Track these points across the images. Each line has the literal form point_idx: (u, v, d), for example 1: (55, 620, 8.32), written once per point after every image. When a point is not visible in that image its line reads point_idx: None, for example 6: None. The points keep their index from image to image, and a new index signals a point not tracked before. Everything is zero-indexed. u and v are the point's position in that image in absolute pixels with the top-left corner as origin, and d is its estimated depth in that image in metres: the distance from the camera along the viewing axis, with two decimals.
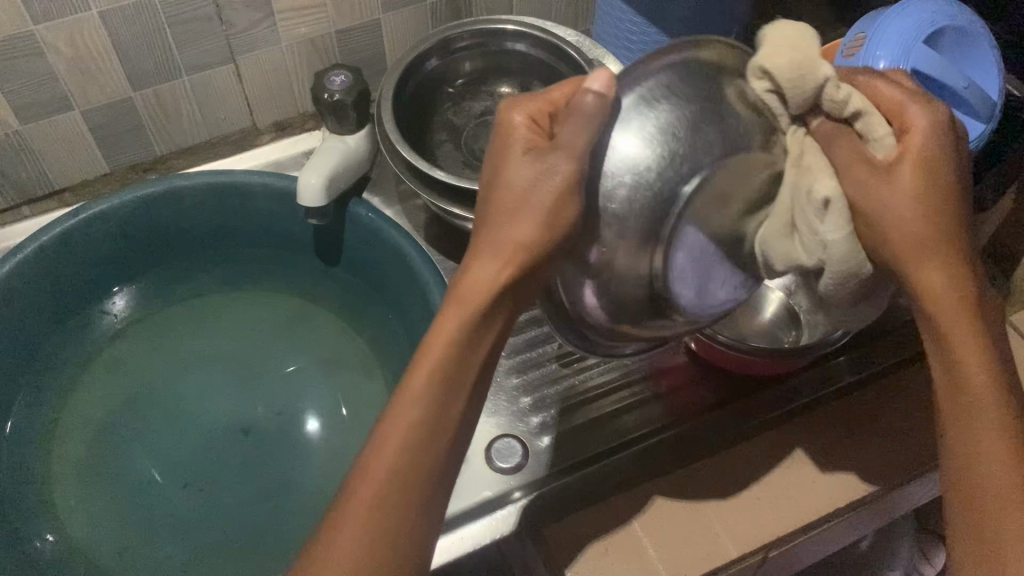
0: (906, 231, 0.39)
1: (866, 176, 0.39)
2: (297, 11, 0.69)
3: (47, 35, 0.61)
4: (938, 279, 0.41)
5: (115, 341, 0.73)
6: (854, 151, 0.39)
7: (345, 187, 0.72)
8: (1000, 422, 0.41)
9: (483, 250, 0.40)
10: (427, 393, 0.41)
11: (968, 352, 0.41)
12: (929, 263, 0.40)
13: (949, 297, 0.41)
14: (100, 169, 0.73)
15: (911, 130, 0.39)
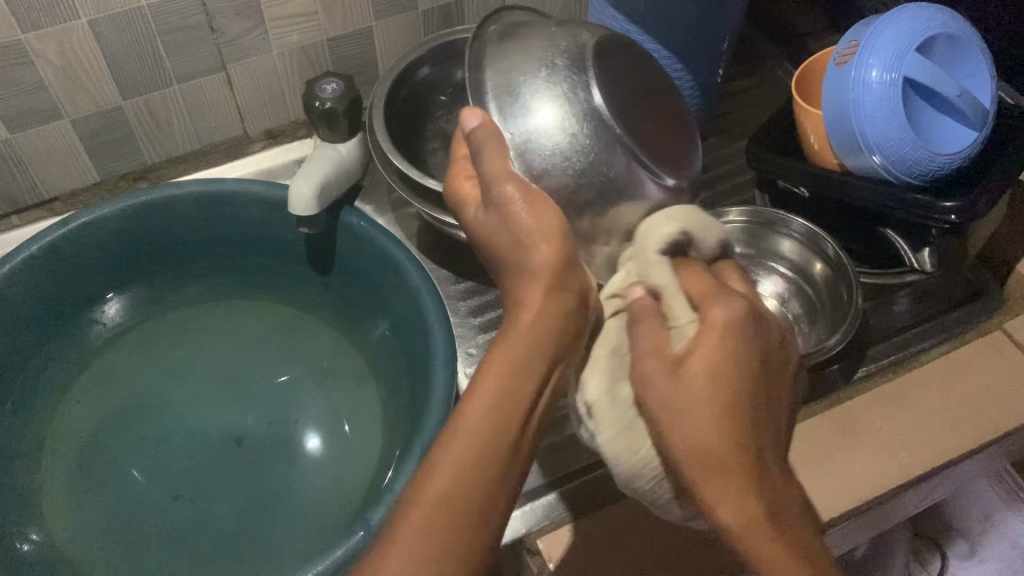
0: (688, 410, 0.41)
1: (654, 371, 0.42)
2: (289, 19, 0.69)
3: (36, 43, 0.61)
4: (728, 494, 0.40)
5: (106, 351, 0.73)
6: (654, 356, 0.42)
7: (337, 196, 0.72)
8: None
9: (529, 288, 0.44)
10: (485, 425, 0.41)
11: (737, 513, 0.39)
12: (716, 473, 0.40)
13: (745, 509, 0.39)
14: (91, 178, 0.73)
15: (710, 321, 0.42)
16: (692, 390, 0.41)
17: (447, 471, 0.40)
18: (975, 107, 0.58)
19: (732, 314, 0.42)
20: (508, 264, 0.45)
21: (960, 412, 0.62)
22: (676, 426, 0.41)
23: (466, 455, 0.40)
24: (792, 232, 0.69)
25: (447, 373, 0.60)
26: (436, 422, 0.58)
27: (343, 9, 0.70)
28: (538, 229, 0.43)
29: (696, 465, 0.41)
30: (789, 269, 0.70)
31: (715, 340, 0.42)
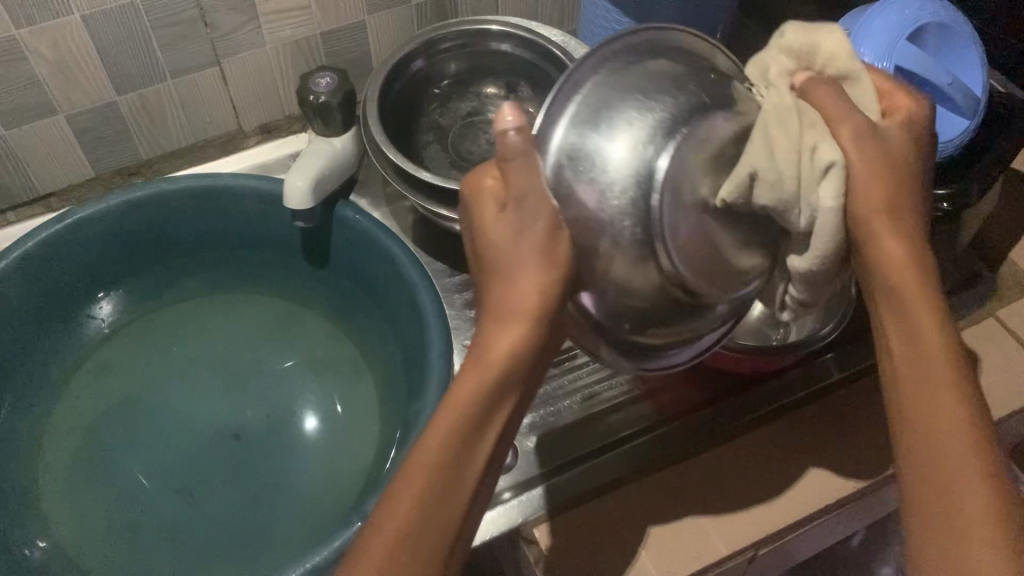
0: (872, 158, 0.40)
1: (854, 126, 0.40)
2: (282, 14, 0.69)
3: (30, 39, 0.61)
4: (890, 243, 0.40)
5: (103, 346, 0.73)
6: (844, 118, 0.40)
7: (332, 190, 0.72)
8: (948, 362, 0.40)
9: (502, 312, 0.39)
10: (441, 457, 0.38)
11: (915, 293, 0.41)
12: (887, 218, 0.40)
13: (901, 258, 0.41)
14: (85, 174, 0.73)
15: (895, 113, 0.43)
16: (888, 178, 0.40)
17: (408, 505, 0.38)
18: (967, 97, 0.58)
19: (918, 122, 0.43)
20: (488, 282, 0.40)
21: None
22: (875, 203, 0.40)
23: (425, 495, 0.38)
24: None
25: (442, 366, 0.61)
26: (431, 413, 0.58)
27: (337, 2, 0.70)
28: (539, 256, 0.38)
29: (897, 256, 0.40)
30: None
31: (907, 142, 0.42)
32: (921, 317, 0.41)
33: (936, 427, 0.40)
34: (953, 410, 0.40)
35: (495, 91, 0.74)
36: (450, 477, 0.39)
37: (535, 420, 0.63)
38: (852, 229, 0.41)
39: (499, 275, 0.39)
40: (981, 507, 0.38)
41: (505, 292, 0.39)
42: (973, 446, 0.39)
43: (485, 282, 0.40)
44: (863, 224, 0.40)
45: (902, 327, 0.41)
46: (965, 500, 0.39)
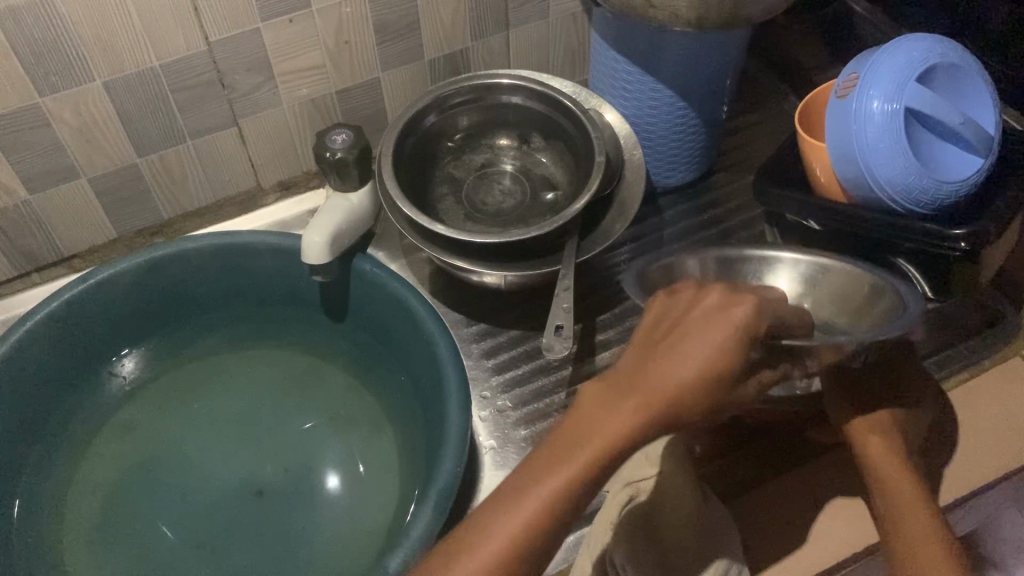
0: (861, 425, 0.57)
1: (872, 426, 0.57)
2: (299, 73, 0.70)
3: (53, 107, 0.62)
4: (876, 440, 0.56)
5: (126, 403, 0.73)
6: (865, 405, 0.58)
7: (349, 244, 0.72)
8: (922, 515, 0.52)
9: (635, 392, 0.41)
10: (540, 517, 0.40)
11: (877, 452, 0.55)
12: (876, 428, 0.56)
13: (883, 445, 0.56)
14: (108, 234, 0.74)
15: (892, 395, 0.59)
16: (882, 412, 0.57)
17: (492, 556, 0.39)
18: (979, 135, 0.58)
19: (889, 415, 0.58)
20: (635, 380, 0.42)
21: (982, 443, 0.62)
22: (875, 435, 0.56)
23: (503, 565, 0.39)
24: None
25: (460, 417, 0.61)
26: (451, 466, 0.58)
27: (351, 61, 0.72)
28: (717, 383, 0.42)
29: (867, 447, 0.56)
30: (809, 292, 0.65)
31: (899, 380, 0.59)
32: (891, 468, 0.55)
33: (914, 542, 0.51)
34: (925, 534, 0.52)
35: (507, 142, 0.74)
36: (535, 542, 0.40)
37: None
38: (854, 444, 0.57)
39: (676, 356, 0.42)
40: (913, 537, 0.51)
41: (653, 372, 0.42)
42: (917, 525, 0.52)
43: (643, 369, 0.43)
44: (863, 434, 0.56)
45: (893, 519, 0.53)
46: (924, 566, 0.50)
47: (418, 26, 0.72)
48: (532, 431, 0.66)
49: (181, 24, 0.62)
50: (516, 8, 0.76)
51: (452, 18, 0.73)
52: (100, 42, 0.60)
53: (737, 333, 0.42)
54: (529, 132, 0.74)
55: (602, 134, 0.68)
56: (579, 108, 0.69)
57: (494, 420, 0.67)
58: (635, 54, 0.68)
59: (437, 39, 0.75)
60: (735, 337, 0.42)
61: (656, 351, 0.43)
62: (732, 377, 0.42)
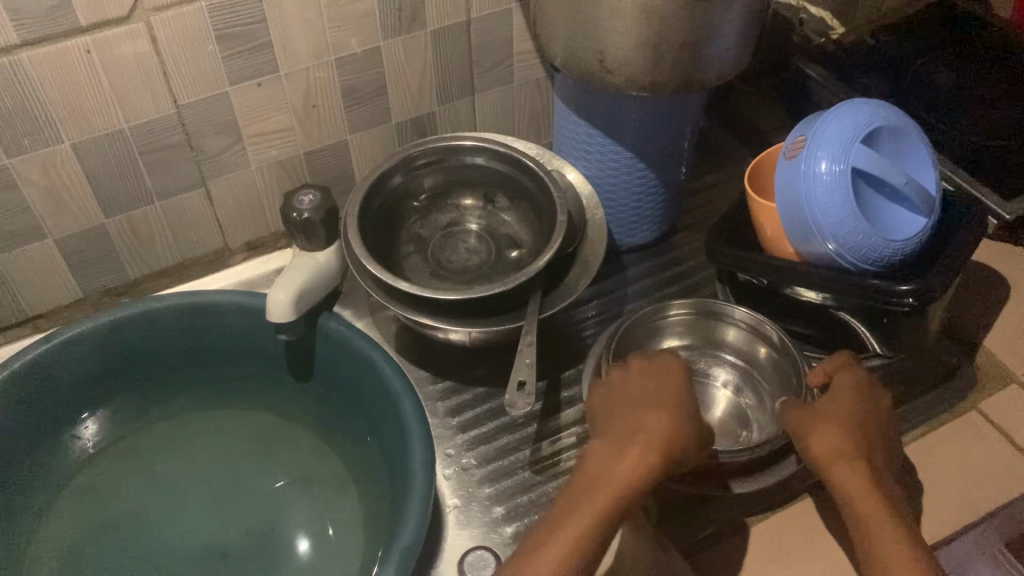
0: (826, 438, 0.57)
1: (825, 431, 0.57)
2: (267, 136, 0.72)
3: (22, 168, 0.63)
4: (826, 435, 0.57)
5: (88, 465, 0.73)
6: (812, 425, 0.58)
7: (315, 302, 0.73)
8: (890, 526, 0.53)
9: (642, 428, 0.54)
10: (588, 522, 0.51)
11: (853, 478, 0.55)
12: (838, 438, 0.57)
13: (835, 445, 0.56)
14: (74, 295, 0.74)
15: (827, 419, 0.58)
16: (838, 432, 0.57)
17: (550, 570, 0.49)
18: (922, 196, 0.61)
19: (832, 440, 0.57)
20: (638, 410, 0.56)
21: (940, 494, 0.63)
22: (818, 426, 0.58)
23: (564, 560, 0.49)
24: (735, 320, 0.69)
25: (424, 476, 0.61)
26: (415, 523, 0.58)
27: (319, 124, 0.73)
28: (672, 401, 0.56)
29: (828, 445, 0.56)
30: (737, 356, 0.70)
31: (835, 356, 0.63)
32: (852, 483, 0.55)
33: (876, 534, 0.53)
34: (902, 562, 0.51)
35: (472, 203, 0.76)
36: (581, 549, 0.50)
37: (520, 528, 0.63)
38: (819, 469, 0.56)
39: (649, 401, 0.56)
40: (891, 555, 0.52)
41: (616, 448, 0.54)
42: (894, 545, 0.52)
43: (631, 405, 0.56)
44: (828, 465, 0.56)
45: (857, 511, 0.54)
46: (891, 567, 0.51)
47: (385, 90, 0.74)
48: (497, 487, 0.66)
49: (151, 87, 0.64)
50: (481, 74, 0.78)
51: (418, 83, 0.75)
52: (69, 106, 0.62)
53: (680, 409, 0.55)
54: (494, 192, 0.75)
55: (563, 194, 0.69)
56: (540, 167, 0.70)
57: (459, 479, 0.67)
58: (594, 114, 0.70)
59: (404, 103, 0.76)
60: (680, 408, 0.56)
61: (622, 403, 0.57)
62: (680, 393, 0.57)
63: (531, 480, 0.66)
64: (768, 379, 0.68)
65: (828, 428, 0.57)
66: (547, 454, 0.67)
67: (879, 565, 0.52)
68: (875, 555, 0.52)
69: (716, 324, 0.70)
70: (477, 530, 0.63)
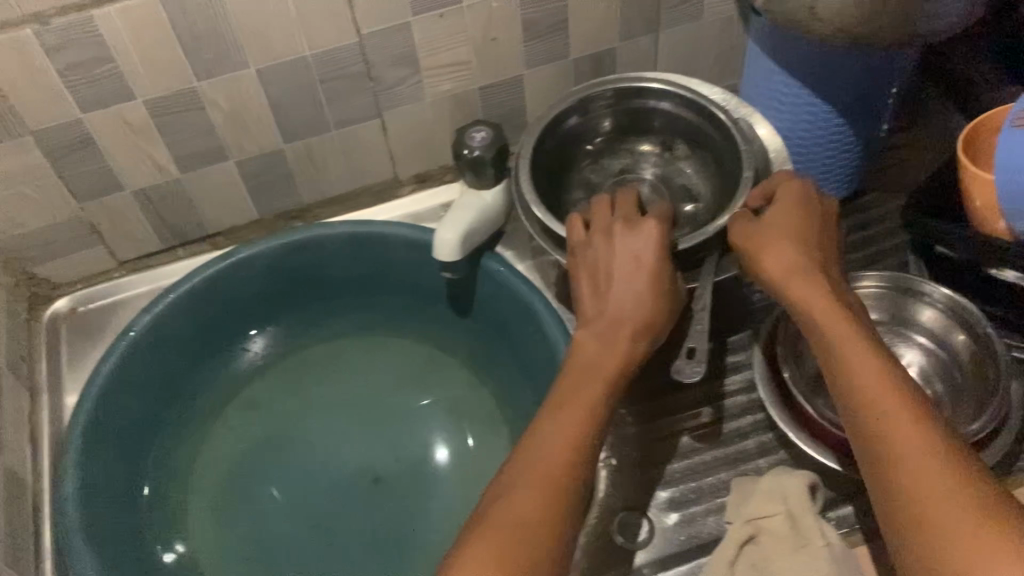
0: (846, 351, 0.45)
1: (848, 345, 0.45)
2: (444, 68, 0.70)
3: (208, 91, 0.64)
4: (850, 351, 0.45)
5: (256, 379, 0.76)
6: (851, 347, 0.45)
7: (479, 242, 0.72)
8: (923, 446, 0.41)
9: (616, 300, 0.54)
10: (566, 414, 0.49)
11: (879, 383, 0.44)
12: (869, 348, 0.45)
13: (866, 364, 0.44)
14: (250, 215, 0.77)
15: (848, 338, 0.45)
16: (792, 246, 0.50)
17: (527, 471, 0.46)
18: None
19: (863, 354, 0.45)
20: (608, 283, 0.54)
21: None
22: (849, 345, 0.45)
23: (554, 464, 0.46)
24: (934, 300, 0.62)
25: None
26: None
27: (496, 59, 0.71)
28: (642, 262, 0.54)
29: (854, 359, 0.45)
30: (929, 340, 0.63)
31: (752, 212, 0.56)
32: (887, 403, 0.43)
33: (906, 459, 0.41)
34: (910, 441, 0.41)
35: (650, 148, 0.72)
36: (567, 449, 0.47)
37: (674, 495, 0.62)
38: (851, 395, 0.44)
39: (616, 270, 0.55)
40: (929, 487, 0.40)
41: (604, 336, 0.53)
42: (928, 464, 0.40)
43: (608, 273, 0.55)
44: (854, 389, 0.44)
45: (887, 437, 0.42)
46: (926, 499, 0.39)
47: (566, 26, 0.71)
48: (654, 450, 0.64)
49: (334, 15, 0.63)
50: (669, 10, 0.73)
51: (602, 18, 0.71)
52: (256, 33, 0.62)
53: (659, 279, 0.54)
54: (674, 138, 0.71)
55: (752, 148, 0.65)
56: (727, 118, 0.66)
57: (614, 435, 0.65)
58: (795, 62, 0.65)
59: (585, 39, 0.73)
60: (657, 278, 0.54)
61: (590, 272, 0.56)
62: (647, 254, 0.55)
63: (688, 445, 0.65)
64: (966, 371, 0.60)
65: (852, 341, 0.45)
66: (707, 421, 0.66)
67: (922, 524, 0.39)
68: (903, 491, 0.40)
69: (911, 302, 0.63)
70: (630, 492, 0.63)
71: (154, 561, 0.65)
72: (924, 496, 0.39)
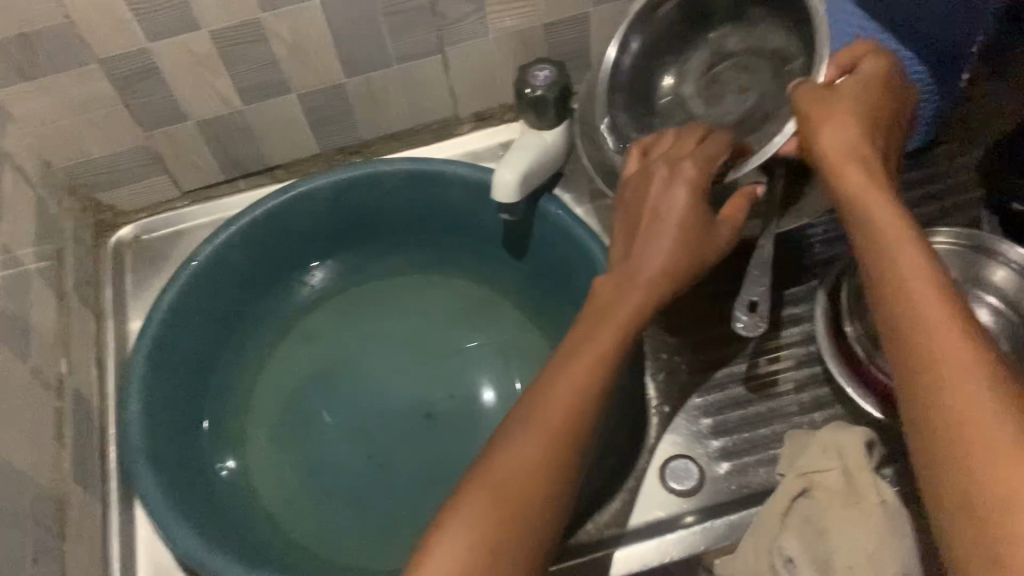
0: (893, 251, 0.40)
1: (894, 243, 0.40)
2: (509, 4, 0.68)
3: (272, 23, 0.64)
4: (899, 249, 0.40)
5: (313, 312, 0.77)
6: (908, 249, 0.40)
7: (538, 183, 0.71)
8: (958, 341, 0.35)
9: (644, 246, 0.53)
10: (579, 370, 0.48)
11: (919, 279, 0.38)
12: (917, 247, 0.40)
13: (911, 262, 0.39)
14: (310, 149, 0.77)
15: (896, 237, 0.40)
16: (851, 115, 0.47)
17: (533, 427, 0.46)
18: None
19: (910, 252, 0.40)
20: (641, 225, 0.54)
21: None
22: (899, 245, 0.40)
23: (562, 420, 0.47)
24: (1008, 261, 0.61)
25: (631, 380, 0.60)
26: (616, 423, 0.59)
27: None
28: (674, 209, 0.53)
29: (902, 255, 0.40)
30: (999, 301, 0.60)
31: (804, 92, 0.50)
32: (923, 295, 0.37)
33: (938, 355, 0.35)
34: (944, 337, 0.36)
35: None
36: (575, 407, 0.47)
37: (727, 444, 0.63)
38: (886, 293, 0.39)
39: (649, 211, 0.54)
40: (956, 388, 0.34)
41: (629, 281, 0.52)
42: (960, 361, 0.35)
43: (641, 212, 0.54)
44: (890, 284, 0.39)
45: (916, 333, 0.37)
46: (953, 399, 0.34)
47: None
48: (707, 400, 0.64)
49: None
50: None
51: None
52: None
53: (688, 229, 0.52)
54: None
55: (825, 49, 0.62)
56: None
57: (666, 383, 0.66)
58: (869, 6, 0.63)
59: None
60: (689, 227, 0.53)
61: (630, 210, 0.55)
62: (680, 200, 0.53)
63: (745, 395, 0.64)
64: None
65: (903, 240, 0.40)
66: (764, 372, 0.64)
67: (948, 424, 0.34)
68: (932, 393, 0.35)
69: (984, 261, 0.61)
70: (682, 437, 0.64)
71: (213, 481, 0.67)
72: (952, 395, 0.34)
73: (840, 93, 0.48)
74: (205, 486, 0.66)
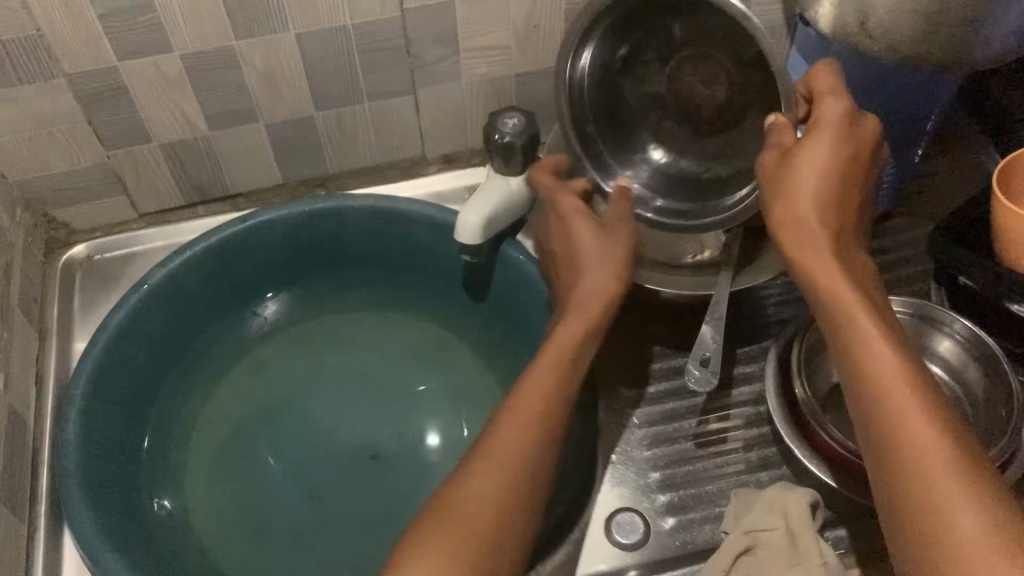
0: (866, 349, 0.45)
1: (869, 334, 0.46)
2: (483, 51, 0.69)
3: (246, 50, 0.64)
4: (874, 348, 0.45)
5: (262, 343, 0.76)
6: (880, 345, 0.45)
7: (500, 227, 0.72)
8: (942, 460, 0.42)
9: (581, 278, 0.60)
10: (534, 404, 0.52)
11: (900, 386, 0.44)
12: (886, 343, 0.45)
13: (886, 363, 0.45)
14: (275, 179, 0.77)
15: (866, 334, 0.46)
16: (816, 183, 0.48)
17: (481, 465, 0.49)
18: None
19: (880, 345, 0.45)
20: (574, 264, 0.61)
21: None
22: (872, 346, 0.45)
23: (509, 449, 0.50)
24: (953, 332, 0.62)
25: None
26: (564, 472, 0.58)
27: (537, 47, 0.70)
28: (601, 241, 0.60)
29: (876, 356, 0.45)
30: (945, 373, 0.62)
31: (768, 160, 0.51)
32: (904, 408, 0.44)
33: (925, 474, 0.42)
34: (927, 454, 0.42)
35: None
36: (528, 436, 0.50)
37: (673, 499, 0.62)
38: (866, 389, 0.45)
39: (575, 250, 0.61)
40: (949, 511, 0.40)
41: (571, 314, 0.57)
42: (945, 479, 0.41)
43: (570, 250, 0.61)
44: (870, 385, 0.45)
45: (904, 446, 0.43)
46: (943, 517, 0.41)
47: None
48: (656, 453, 0.64)
49: None
50: None
51: None
52: None
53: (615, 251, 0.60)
54: None
55: None
56: None
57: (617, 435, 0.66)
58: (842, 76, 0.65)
59: None
60: (618, 257, 0.60)
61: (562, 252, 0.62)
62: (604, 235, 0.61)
63: (693, 451, 0.64)
64: (975, 404, 0.60)
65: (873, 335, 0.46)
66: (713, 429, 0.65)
67: (939, 538, 0.40)
68: (923, 508, 0.41)
69: (931, 331, 0.63)
70: (630, 490, 0.63)
71: (145, 514, 0.65)
72: (941, 515, 0.41)
73: (800, 159, 0.49)
74: (138, 518, 0.64)
